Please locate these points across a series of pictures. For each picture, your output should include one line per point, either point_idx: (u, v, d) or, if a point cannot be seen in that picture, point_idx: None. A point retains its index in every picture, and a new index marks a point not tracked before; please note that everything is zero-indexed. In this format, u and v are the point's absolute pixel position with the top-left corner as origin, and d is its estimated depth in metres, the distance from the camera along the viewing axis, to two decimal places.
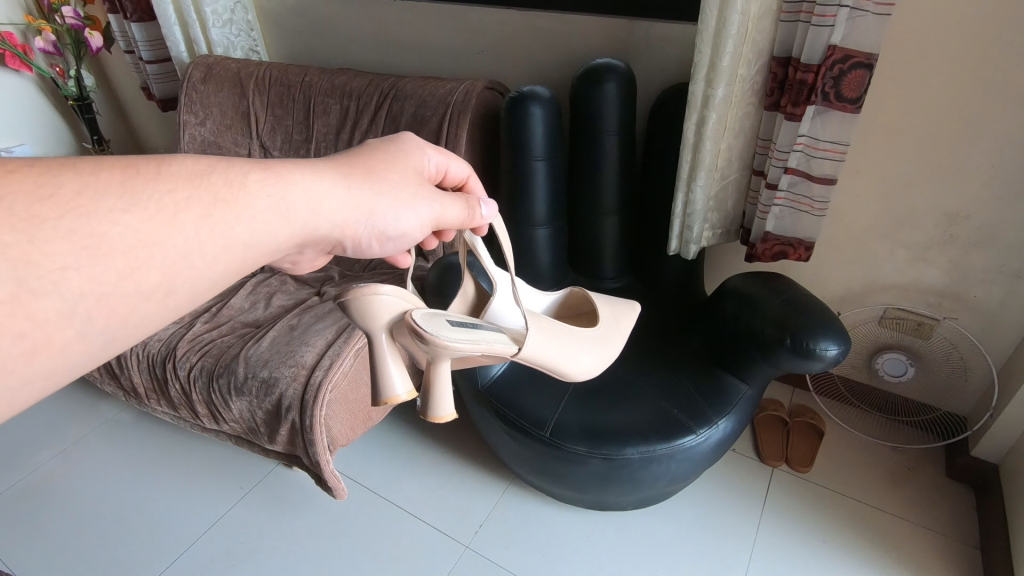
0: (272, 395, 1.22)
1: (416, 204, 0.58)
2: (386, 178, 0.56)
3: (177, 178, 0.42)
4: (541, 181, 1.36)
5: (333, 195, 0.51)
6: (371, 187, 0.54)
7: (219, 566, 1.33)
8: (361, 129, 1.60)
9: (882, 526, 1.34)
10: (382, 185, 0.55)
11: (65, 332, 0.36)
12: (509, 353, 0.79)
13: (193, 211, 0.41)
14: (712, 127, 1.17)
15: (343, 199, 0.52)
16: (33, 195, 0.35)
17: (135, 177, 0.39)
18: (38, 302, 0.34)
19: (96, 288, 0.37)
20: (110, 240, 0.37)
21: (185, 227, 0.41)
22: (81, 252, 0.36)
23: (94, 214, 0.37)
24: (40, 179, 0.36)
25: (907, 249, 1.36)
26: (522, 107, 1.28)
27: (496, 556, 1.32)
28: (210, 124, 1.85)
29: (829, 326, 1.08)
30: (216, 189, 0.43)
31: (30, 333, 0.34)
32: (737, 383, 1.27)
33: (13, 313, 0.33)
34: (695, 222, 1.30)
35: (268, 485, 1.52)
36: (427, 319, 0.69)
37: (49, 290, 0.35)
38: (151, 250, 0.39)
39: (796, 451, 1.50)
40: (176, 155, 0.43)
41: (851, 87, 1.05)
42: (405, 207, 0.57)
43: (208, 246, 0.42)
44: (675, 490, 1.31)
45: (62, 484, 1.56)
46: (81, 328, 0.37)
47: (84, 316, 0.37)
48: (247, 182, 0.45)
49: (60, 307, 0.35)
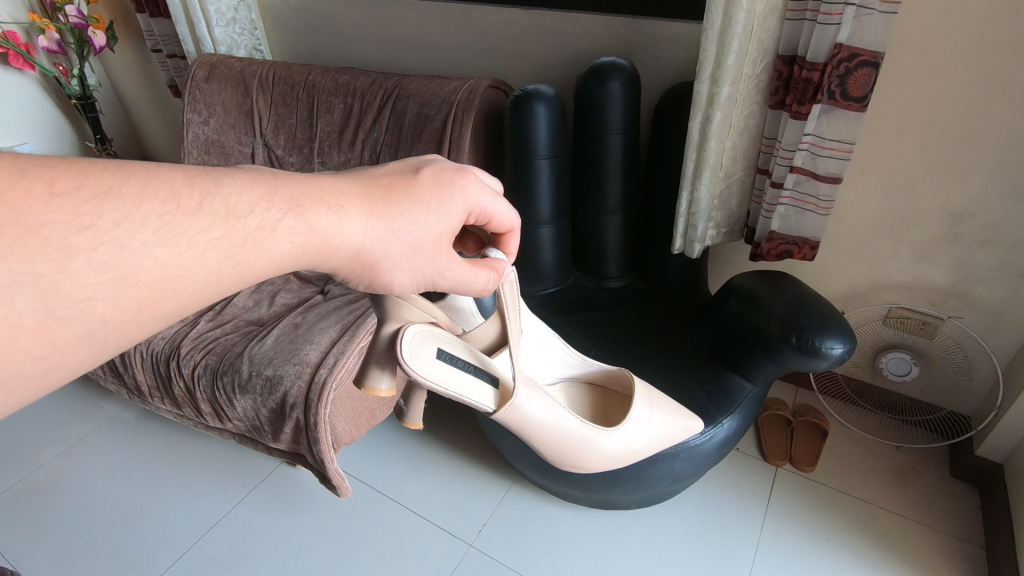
0: (276, 393, 1.22)
1: (418, 272, 0.56)
2: (400, 244, 0.53)
3: (215, 218, 0.43)
4: (545, 179, 1.36)
5: (346, 232, 0.50)
6: (379, 250, 0.52)
7: (223, 565, 1.33)
8: (365, 128, 1.60)
9: (886, 526, 1.34)
10: (392, 250, 0.53)
11: (80, 353, 0.39)
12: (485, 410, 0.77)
13: (221, 250, 0.43)
14: (718, 126, 1.17)
15: (355, 251, 0.51)
16: (73, 224, 0.37)
17: (175, 211, 0.41)
18: (62, 330, 0.37)
19: (113, 318, 0.39)
20: (139, 274, 0.39)
21: (210, 264, 0.42)
22: (107, 284, 0.38)
23: (128, 246, 0.38)
24: (83, 208, 0.37)
25: (911, 247, 1.35)
26: (527, 106, 1.28)
27: (499, 554, 1.32)
28: (214, 123, 1.85)
29: (834, 325, 1.07)
30: (248, 232, 0.44)
31: (49, 356, 0.37)
32: (741, 382, 1.26)
33: (38, 340, 0.36)
34: (700, 220, 1.29)
35: (271, 483, 1.52)
36: (426, 342, 0.68)
37: (73, 318, 0.37)
38: (175, 284, 0.41)
39: (800, 451, 1.50)
40: (224, 184, 0.44)
41: (857, 85, 1.04)
42: (407, 271, 0.55)
43: (225, 281, 0.44)
44: (679, 488, 1.31)
45: (66, 482, 1.57)
46: (95, 350, 0.40)
47: (100, 338, 0.40)
48: (277, 229, 0.46)
49: (81, 332, 0.38)
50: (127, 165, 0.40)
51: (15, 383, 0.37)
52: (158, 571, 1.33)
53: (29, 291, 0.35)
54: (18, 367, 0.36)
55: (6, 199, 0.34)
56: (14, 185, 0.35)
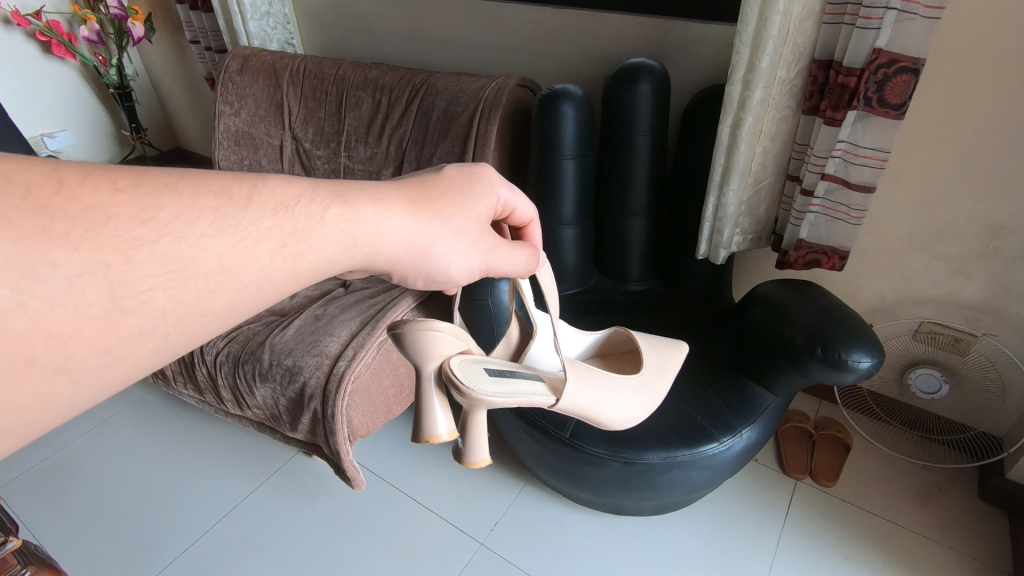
0: (296, 383, 1.23)
1: (471, 250, 0.57)
2: (449, 222, 0.54)
3: (264, 210, 0.43)
4: (570, 180, 1.35)
5: (395, 226, 0.51)
6: (432, 229, 0.53)
7: (237, 550, 1.35)
8: (392, 124, 1.61)
9: (909, 547, 1.30)
10: (443, 228, 0.54)
11: (143, 346, 0.38)
12: (548, 404, 0.79)
13: (272, 242, 0.43)
14: (748, 130, 1.14)
15: (409, 236, 0.52)
16: (136, 217, 0.36)
17: (228, 204, 0.41)
18: (126, 321, 0.36)
19: (175, 310, 0.38)
20: (197, 265, 0.38)
21: (263, 256, 0.42)
22: (169, 275, 0.37)
23: (187, 237, 0.38)
24: (144, 201, 0.37)
25: (945, 261, 1.31)
26: (554, 105, 1.27)
27: (510, 554, 1.32)
28: (244, 115, 1.88)
29: (862, 337, 1.05)
30: (297, 222, 0.45)
31: (114, 347, 0.36)
32: (763, 392, 1.24)
33: (103, 331, 0.35)
34: (726, 226, 1.27)
35: (288, 472, 1.54)
36: (466, 367, 0.70)
37: (137, 308, 0.36)
38: (231, 275, 0.40)
39: (821, 465, 1.46)
40: (269, 180, 0.45)
41: (896, 92, 1.01)
42: (461, 251, 0.56)
43: (278, 275, 0.44)
44: (694, 497, 1.29)
45: (91, 462, 1.60)
46: (157, 343, 0.39)
47: (162, 331, 0.39)
48: (325, 218, 0.47)
49: (143, 324, 0.37)
50: (190, 174, 0.40)
51: (79, 375, 0.35)
52: (175, 552, 1.35)
53: (98, 278, 0.34)
54: (83, 358, 0.35)
55: (75, 196, 0.35)
56: (80, 184, 0.35)
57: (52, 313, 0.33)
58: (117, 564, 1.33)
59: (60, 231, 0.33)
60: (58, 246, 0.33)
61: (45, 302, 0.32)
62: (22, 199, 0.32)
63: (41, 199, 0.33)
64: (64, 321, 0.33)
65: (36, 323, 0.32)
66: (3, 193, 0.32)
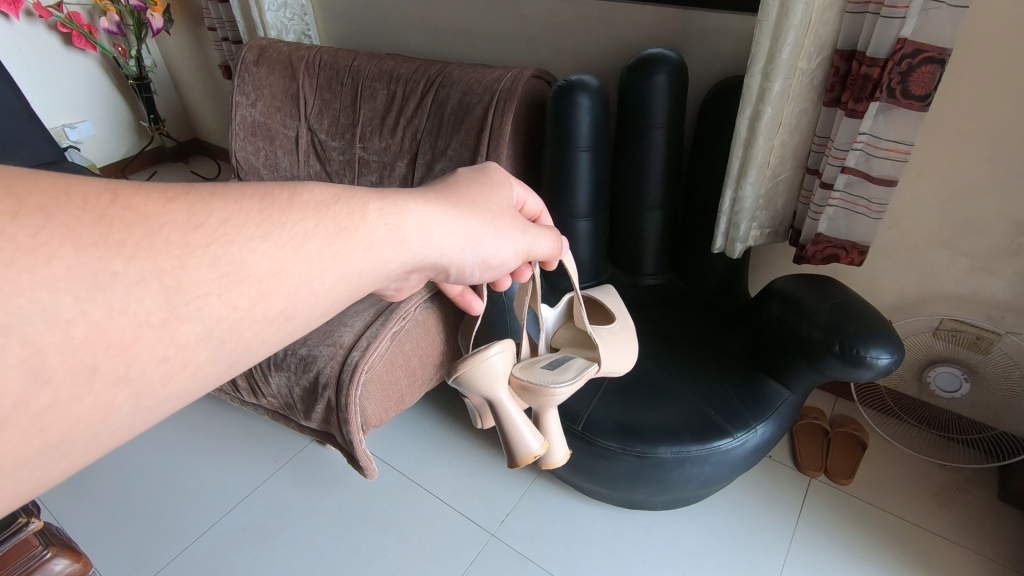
0: (309, 371, 1.24)
1: (514, 234, 0.60)
2: (488, 209, 0.58)
3: (308, 211, 0.42)
4: (584, 172, 1.34)
5: (447, 222, 0.53)
6: (477, 219, 0.56)
7: (252, 537, 1.37)
8: (407, 115, 1.61)
9: (927, 548, 1.28)
10: (484, 217, 0.57)
11: (200, 356, 0.36)
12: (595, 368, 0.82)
13: (319, 239, 0.42)
14: (767, 122, 1.13)
15: (461, 226, 0.54)
16: (188, 223, 0.35)
17: (272, 206, 0.41)
18: (183, 328, 0.34)
19: (228, 316, 0.37)
20: (248, 270, 0.37)
21: (311, 253, 0.41)
22: (222, 280, 0.36)
23: (237, 241, 0.37)
24: (194, 207, 0.36)
25: (968, 257, 1.28)
26: (570, 96, 1.26)
27: (522, 546, 1.32)
28: (261, 105, 1.89)
29: (882, 334, 1.03)
30: (341, 219, 0.44)
31: (172, 357, 0.34)
32: (779, 388, 1.23)
33: (160, 339, 0.33)
34: (743, 220, 1.26)
35: (304, 461, 1.55)
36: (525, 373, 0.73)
37: (194, 315, 0.35)
38: (280, 278, 0.39)
39: (836, 463, 1.44)
40: (307, 185, 0.44)
41: (920, 84, 0.99)
42: (505, 237, 0.59)
43: (329, 273, 0.43)
44: (708, 493, 1.28)
45: (110, 451, 1.62)
46: (213, 351, 0.37)
47: (218, 339, 0.37)
48: (366, 213, 0.46)
49: (199, 331, 0.35)
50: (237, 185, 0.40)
51: (142, 385, 0.34)
52: (193, 538, 1.37)
53: (155, 287, 0.33)
54: (143, 368, 0.33)
55: (128, 205, 0.33)
56: (129, 191, 0.34)
57: (112, 322, 0.31)
58: (139, 551, 1.35)
59: (118, 240, 0.32)
60: (115, 255, 0.31)
61: (106, 310, 0.31)
62: (79, 209, 0.31)
63: (97, 209, 0.32)
64: (124, 330, 0.32)
65: (98, 331, 0.31)
66: (61, 206, 0.31)
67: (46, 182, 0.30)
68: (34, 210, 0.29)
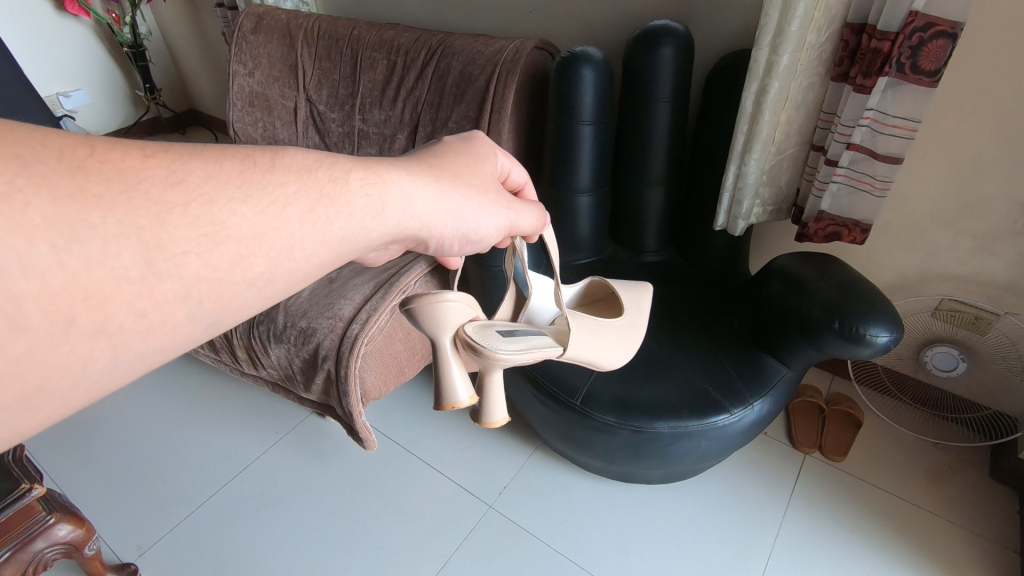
0: (309, 344, 1.24)
1: (494, 209, 0.59)
2: (469, 181, 0.57)
3: (289, 175, 0.42)
4: (587, 147, 1.32)
5: (427, 195, 0.52)
6: (457, 192, 0.55)
7: (253, 506, 1.39)
8: (407, 86, 1.58)
9: (917, 524, 1.30)
10: (465, 189, 0.56)
11: (178, 313, 0.36)
12: (556, 354, 0.81)
13: (300, 205, 0.42)
14: (773, 97, 1.11)
15: (441, 198, 0.53)
16: (166, 179, 0.35)
17: (253, 168, 0.40)
18: (162, 285, 0.34)
19: (209, 276, 0.36)
20: (228, 230, 0.37)
21: (292, 218, 0.41)
22: (202, 239, 0.35)
23: (217, 202, 0.37)
24: (172, 165, 0.36)
25: (971, 238, 1.28)
26: (573, 68, 1.24)
27: (518, 517, 1.34)
28: (258, 75, 1.86)
29: (882, 312, 1.03)
30: (323, 185, 0.44)
31: (149, 312, 0.34)
32: (777, 365, 1.23)
33: (138, 294, 0.33)
34: (746, 197, 1.25)
35: (304, 432, 1.56)
36: (480, 331, 0.71)
37: (172, 273, 0.34)
38: (261, 240, 0.39)
39: (830, 440, 1.46)
40: (289, 147, 0.44)
41: (930, 58, 0.97)
42: (485, 211, 0.58)
43: (310, 240, 0.42)
44: (704, 467, 1.30)
45: (112, 421, 1.63)
46: (191, 310, 0.36)
47: (197, 298, 0.36)
48: (349, 181, 0.46)
49: (178, 289, 0.35)
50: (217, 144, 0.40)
51: (119, 339, 0.33)
52: (194, 506, 1.39)
53: (133, 242, 0.32)
54: (121, 322, 0.33)
55: (106, 159, 0.33)
56: (106, 148, 0.34)
57: (89, 274, 0.31)
58: (140, 518, 1.37)
59: (94, 193, 0.31)
60: (94, 207, 0.31)
61: (84, 262, 0.31)
62: (55, 159, 0.31)
63: (74, 160, 0.32)
64: (101, 283, 0.31)
65: (74, 282, 0.30)
66: (37, 154, 0.31)
67: (23, 134, 0.31)
68: (10, 157, 0.29)
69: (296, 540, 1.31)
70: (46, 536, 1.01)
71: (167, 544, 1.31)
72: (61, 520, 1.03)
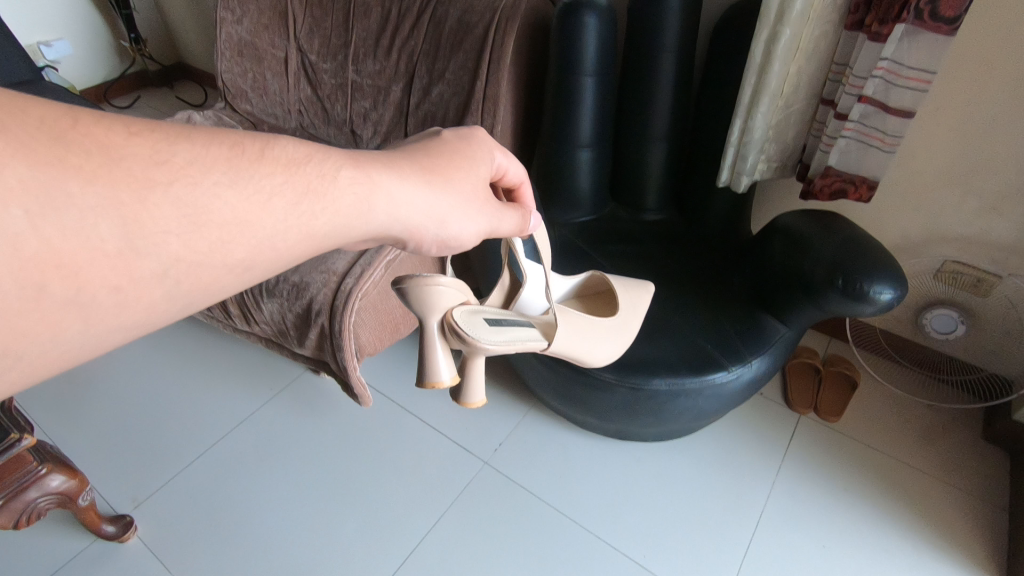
0: (303, 299, 1.22)
1: (481, 219, 0.54)
2: (461, 187, 0.52)
3: (277, 164, 0.39)
4: (588, 98, 1.28)
5: (413, 200, 0.47)
6: (447, 197, 0.50)
7: (249, 460, 1.39)
8: (402, 34, 1.51)
9: (908, 484, 1.32)
10: (456, 196, 0.51)
11: (155, 292, 0.34)
12: (540, 348, 0.81)
13: (286, 198, 0.39)
14: (785, 45, 1.06)
15: (427, 208, 0.48)
16: (150, 159, 0.33)
17: (241, 155, 0.38)
18: (140, 263, 0.33)
19: (188, 258, 0.35)
20: (211, 215, 0.35)
21: (276, 212, 0.39)
22: (183, 222, 0.34)
23: (199, 185, 0.35)
24: (156, 145, 0.34)
25: (979, 198, 1.25)
26: (575, 14, 1.18)
27: (513, 474, 1.35)
28: (247, 22, 1.79)
29: (886, 269, 1.01)
30: (310, 180, 0.41)
31: (126, 288, 0.33)
32: (776, 325, 1.22)
33: (115, 270, 0.32)
34: (751, 151, 1.21)
35: (298, 389, 1.55)
36: (469, 315, 0.68)
37: (150, 251, 0.33)
38: (242, 231, 0.37)
39: (825, 401, 1.46)
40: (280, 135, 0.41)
41: (952, 4, 0.91)
42: (472, 221, 0.53)
43: (292, 234, 0.40)
44: (700, 426, 1.30)
45: (104, 376, 1.61)
46: (169, 290, 0.35)
47: (174, 279, 0.35)
48: (338, 177, 0.43)
49: (156, 268, 0.34)
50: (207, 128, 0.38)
51: (92, 313, 0.32)
52: (189, 459, 1.39)
53: (108, 215, 0.31)
54: (95, 294, 0.32)
55: (89, 133, 0.32)
56: (78, 123, 0.32)
57: (65, 242, 0.30)
58: (136, 471, 1.37)
59: (75, 163, 0.30)
60: (69, 178, 0.30)
61: (59, 231, 0.30)
62: (37, 128, 0.30)
63: (55, 131, 0.31)
64: (74, 252, 0.30)
65: (48, 250, 0.29)
66: (17, 122, 0.30)
67: (5, 99, 0.30)
68: None
69: (292, 494, 1.32)
70: (39, 486, 1.01)
71: (163, 497, 1.32)
72: (53, 471, 1.03)
